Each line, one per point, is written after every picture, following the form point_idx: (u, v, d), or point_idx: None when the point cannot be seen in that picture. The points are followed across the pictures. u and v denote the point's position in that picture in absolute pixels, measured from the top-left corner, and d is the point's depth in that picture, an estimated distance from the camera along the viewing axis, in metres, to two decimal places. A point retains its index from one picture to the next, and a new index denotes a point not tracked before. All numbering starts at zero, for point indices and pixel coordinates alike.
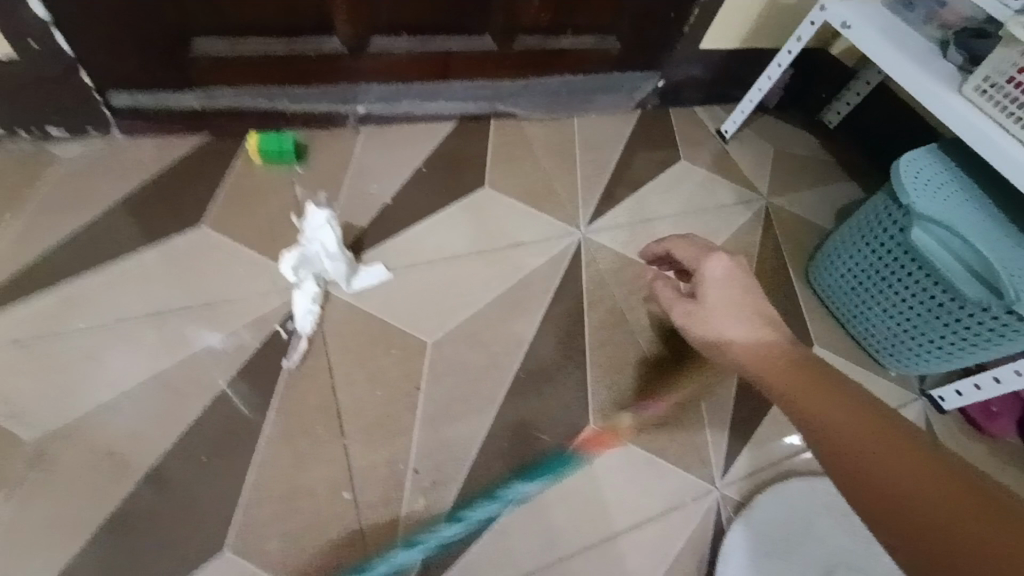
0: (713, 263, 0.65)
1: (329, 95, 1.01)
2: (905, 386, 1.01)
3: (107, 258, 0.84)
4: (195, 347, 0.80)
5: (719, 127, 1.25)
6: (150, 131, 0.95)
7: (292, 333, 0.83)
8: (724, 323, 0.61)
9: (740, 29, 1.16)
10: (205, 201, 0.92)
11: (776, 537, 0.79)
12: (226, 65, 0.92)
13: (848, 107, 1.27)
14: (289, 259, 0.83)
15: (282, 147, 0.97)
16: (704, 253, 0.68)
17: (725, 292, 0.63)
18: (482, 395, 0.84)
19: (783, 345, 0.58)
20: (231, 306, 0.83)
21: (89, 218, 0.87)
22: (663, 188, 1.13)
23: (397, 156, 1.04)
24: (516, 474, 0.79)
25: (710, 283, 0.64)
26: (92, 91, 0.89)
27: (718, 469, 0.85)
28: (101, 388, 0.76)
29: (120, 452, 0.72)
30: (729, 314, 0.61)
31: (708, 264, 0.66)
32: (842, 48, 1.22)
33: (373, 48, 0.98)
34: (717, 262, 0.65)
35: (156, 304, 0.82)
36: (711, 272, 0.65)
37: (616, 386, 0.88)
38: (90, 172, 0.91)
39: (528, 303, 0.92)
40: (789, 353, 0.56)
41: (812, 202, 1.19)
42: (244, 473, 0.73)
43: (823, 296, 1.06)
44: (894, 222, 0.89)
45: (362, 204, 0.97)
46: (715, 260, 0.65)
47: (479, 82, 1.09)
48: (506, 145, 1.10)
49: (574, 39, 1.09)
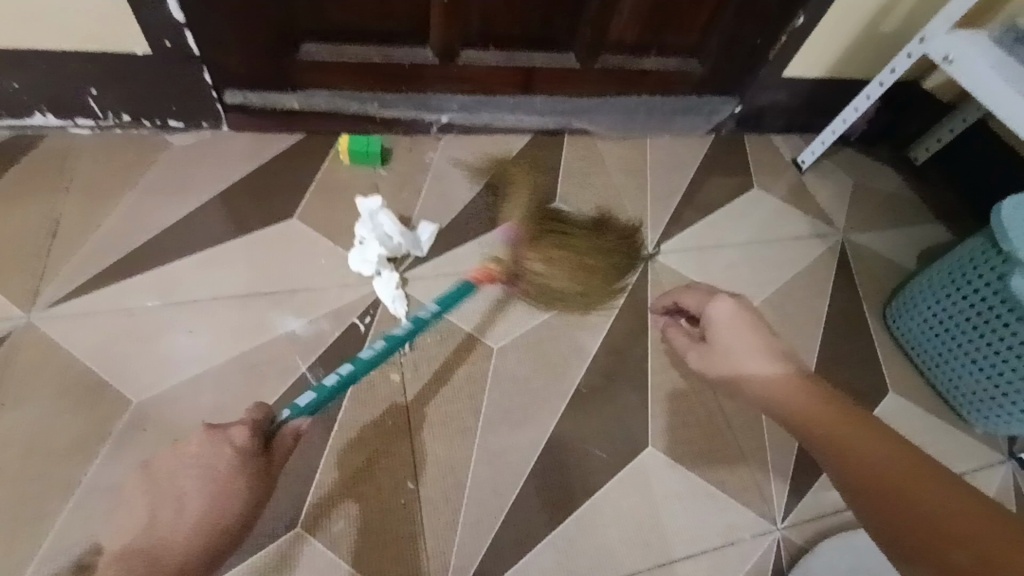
0: (719, 305, 0.65)
1: (414, 102, 1.06)
2: (992, 446, 0.94)
3: (207, 241, 0.91)
4: (279, 331, 0.85)
5: (797, 157, 1.21)
6: (252, 127, 1.03)
7: (368, 326, 0.87)
8: (743, 361, 0.61)
9: (831, 58, 1.13)
10: (296, 195, 0.98)
11: None
12: (326, 69, 0.98)
13: (941, 142, 1.20)
14: (354, 257, 0.90)
15: (370, 148, 1.01)
16: (709, 297, 0.69)
17: (732, 332, 0.63)
18: (544, 405, 0.84)
19: (804, 380, 0.57)
20: (312, 294, 0.88)
21: (194, 203, 0.95)
22: (735, 214, 1.11)
23: (474, 164, 1.07)
24: (572, 488, 0.79)
25: (718, 327, 0.64)
26: (208, 89, 0.97)
27: (780, 510, 0.82)
28: (191, 361, 0.82)
29: (208, 422, 0.78)
30: (745, 353, 0.61)
31: (713, 307, 0.66)
32: (938, 81, 1.16)
33: (462, 59, 1.02)
34: (719, 305, 0.65)
35: (245, 287, 0.88)
36: (715, 315, 0.65)
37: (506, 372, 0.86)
38: (199, 161, 0.99)
39: (593, 319, 0.93)
40: (813, 387, 0.56)
41: (894, 241, 1.14)
42: (316, 454, 0.77)
43: (902, 341, 1.00)
44: (992, 268, 0.84)
45: (439, 207, 1.01)
46: (718, 304, 0.65)
47: (559, 97, 1.12)
48: (580, 161, 1.12)
49: (657, 60, 1.10)
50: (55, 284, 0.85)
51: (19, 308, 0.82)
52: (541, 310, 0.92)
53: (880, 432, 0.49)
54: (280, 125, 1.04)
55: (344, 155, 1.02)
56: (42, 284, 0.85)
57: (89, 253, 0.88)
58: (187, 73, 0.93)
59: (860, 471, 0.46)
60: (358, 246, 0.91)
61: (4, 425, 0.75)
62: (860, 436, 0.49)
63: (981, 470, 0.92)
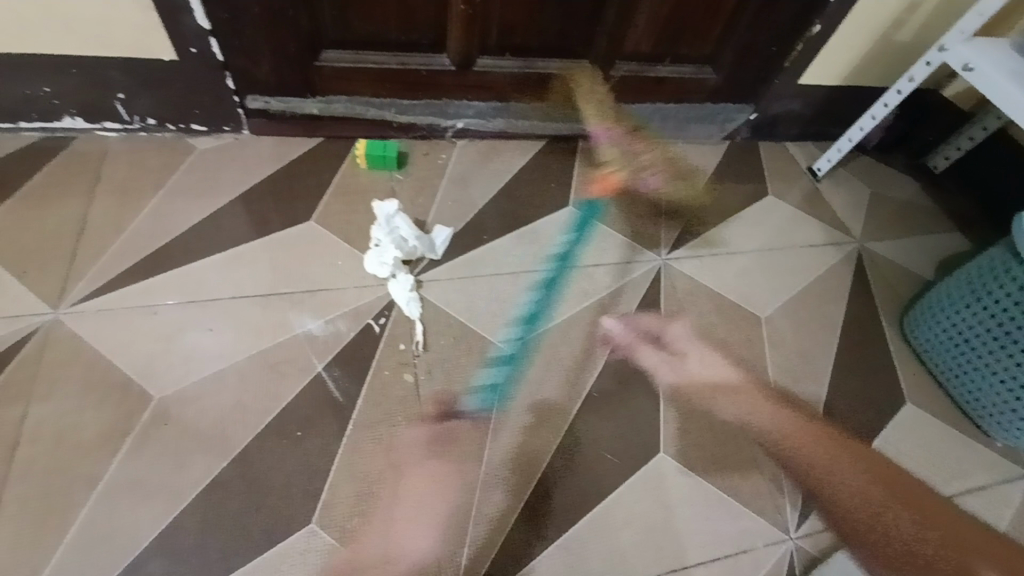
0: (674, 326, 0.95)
1: (431, 108, 1.08)
2: (1012, 459, 0.92)
3: (227, 242, 0.93)
4: (296, 331, 0.86)
5: (813, 164, 1.21)
6: (274, 131, 1.05)
7: (382, 327, 0.88)
8: None
9: (847, 65, 1.12)
10: (314, 199, 1.00)
11: None
12: (346, 76, 1.01)
13: (959, 152, 1.20)
14: (370, 259, 0.92)
15: (387, 153, 1.03)
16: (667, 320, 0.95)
17: None
18: (555, 409, 0.84)
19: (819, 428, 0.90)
20: (329, 296, 0.89)
21: (216, 205, 0.97)
22: (749, 221, 1.11)
23: (488, 170, 1.08)
24: (584, 494, 0.79)
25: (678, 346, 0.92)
26: (231, 94, 0.99)
27: (793, 520, 0.81)
28: (211, 359, 0.83)
29: (225, 420, 0.79)
30: None
31: None
32: (957, 90, 1.16)
33: (479, 66, 1.04)
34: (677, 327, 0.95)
35: (264, 288, 0.89)
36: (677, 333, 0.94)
37: (519, 375, 0.86)
38: (221, 164, 1.02)
39: (605, 324, 0.93)
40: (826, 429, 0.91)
41: (912, 250, 1.13)
42: (329, 453, 0.78)
43: (919, 350, 0.99)
44: (1012, 278, 0.83)
45: (454, 211, 1.02)
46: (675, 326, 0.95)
47: (574, 104, 1.13)
48: (594, 167, 1.12)
49: (671, 68, 1.10)
50: (82, 283, 0.87)
51: (46, 305, 0.85)
52: (557, 309, 0.93)
53: (817, 436, 0.89)
54: (300, 130, 1.06)
55: (361, 160, 1.04)
56: (69, 282, 0.87)
57: (115, 252, 0.91)
58: (211, 80, 0.96)
59: (815, 476, 0.86)
60: (375, 250, 0.92)
61: (31, 418, 0.77)
62: (806, 446, 0.88)
63: (1002, 484, 0.90)
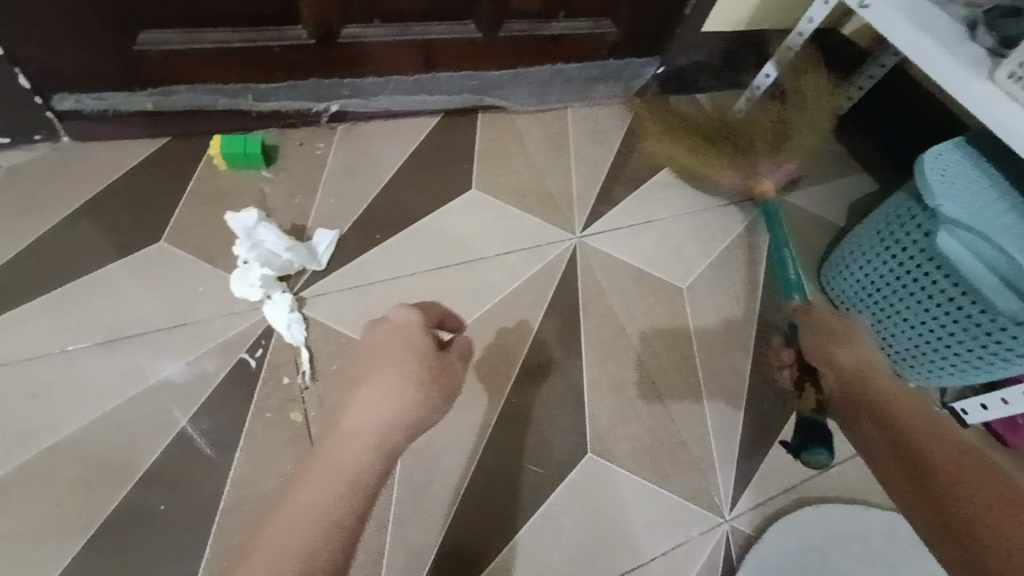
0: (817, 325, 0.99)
1: (299, 91, 0.92)
2: (925, 398, 0.94)
3: (55, 279, 0.77)
4: (153, 380, 0.73)
5: (725, 116, 1.16)
6: (104, 136, 0.87)
7: (262, 359, 0.76)
8: None
9: (749, 9, 1.06)
10: (165, 214, 0.84)
11: (794, 559, 0.78)
12: (178, 61, 0.83)
13: (862, 91, 1.14)
14: (236, 281, 0.78)
15: (249, 149, 0.87)
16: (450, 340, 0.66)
17: None
18: (468, 420, 0.79)
19: None
20: (193, 329, 0.76)
21: (36, 233, 0.79)
22: (664, 185, 1.06)
23: (376, 157, 0.95)
24: (505, 509, 0.76)
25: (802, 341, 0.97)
26: (31, 94, 0.79)
27: (727, 500, 0.81)
28: (47, 428, 0.69)
29: (73, 497, 0.66)
30: None
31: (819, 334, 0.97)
32: (855, 27, 1.15)
33: (346, 37, 0.89)
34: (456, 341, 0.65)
35: (110, 330, 0.75)
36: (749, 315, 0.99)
37: None
38: (35, 181, 0.83)
39: (519, 322, 0.87)
40: None
41: (824, 198, 1.12)
42: (210, 517, 0.67)
43: (836, 302, 0.99)
44: (918, 225, 0.82)
45: (338, 211, 0.89)
46: None
47: (465, 72, 1.01)
48: (496, 142, 1.02)
49: (568, 24, 1.00)
50: None
51: None
52: (463, 307, 0.86)
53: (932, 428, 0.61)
54: (137, 129, 0.88)
55: (218, 160, 0.88)
56: None
57: None
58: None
59: None
60: (240, 269, 0.79)
61: None
62: None
63: None
